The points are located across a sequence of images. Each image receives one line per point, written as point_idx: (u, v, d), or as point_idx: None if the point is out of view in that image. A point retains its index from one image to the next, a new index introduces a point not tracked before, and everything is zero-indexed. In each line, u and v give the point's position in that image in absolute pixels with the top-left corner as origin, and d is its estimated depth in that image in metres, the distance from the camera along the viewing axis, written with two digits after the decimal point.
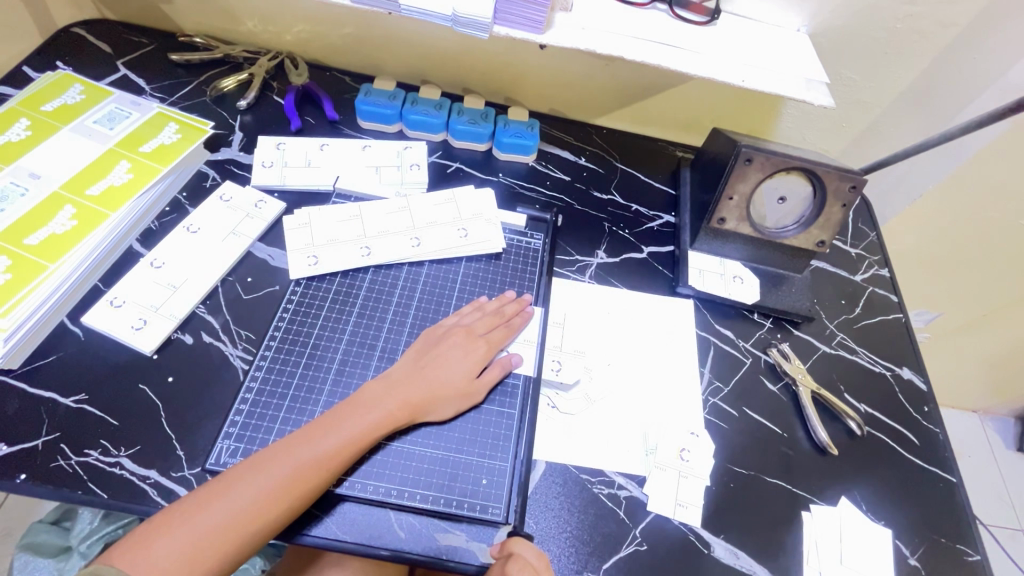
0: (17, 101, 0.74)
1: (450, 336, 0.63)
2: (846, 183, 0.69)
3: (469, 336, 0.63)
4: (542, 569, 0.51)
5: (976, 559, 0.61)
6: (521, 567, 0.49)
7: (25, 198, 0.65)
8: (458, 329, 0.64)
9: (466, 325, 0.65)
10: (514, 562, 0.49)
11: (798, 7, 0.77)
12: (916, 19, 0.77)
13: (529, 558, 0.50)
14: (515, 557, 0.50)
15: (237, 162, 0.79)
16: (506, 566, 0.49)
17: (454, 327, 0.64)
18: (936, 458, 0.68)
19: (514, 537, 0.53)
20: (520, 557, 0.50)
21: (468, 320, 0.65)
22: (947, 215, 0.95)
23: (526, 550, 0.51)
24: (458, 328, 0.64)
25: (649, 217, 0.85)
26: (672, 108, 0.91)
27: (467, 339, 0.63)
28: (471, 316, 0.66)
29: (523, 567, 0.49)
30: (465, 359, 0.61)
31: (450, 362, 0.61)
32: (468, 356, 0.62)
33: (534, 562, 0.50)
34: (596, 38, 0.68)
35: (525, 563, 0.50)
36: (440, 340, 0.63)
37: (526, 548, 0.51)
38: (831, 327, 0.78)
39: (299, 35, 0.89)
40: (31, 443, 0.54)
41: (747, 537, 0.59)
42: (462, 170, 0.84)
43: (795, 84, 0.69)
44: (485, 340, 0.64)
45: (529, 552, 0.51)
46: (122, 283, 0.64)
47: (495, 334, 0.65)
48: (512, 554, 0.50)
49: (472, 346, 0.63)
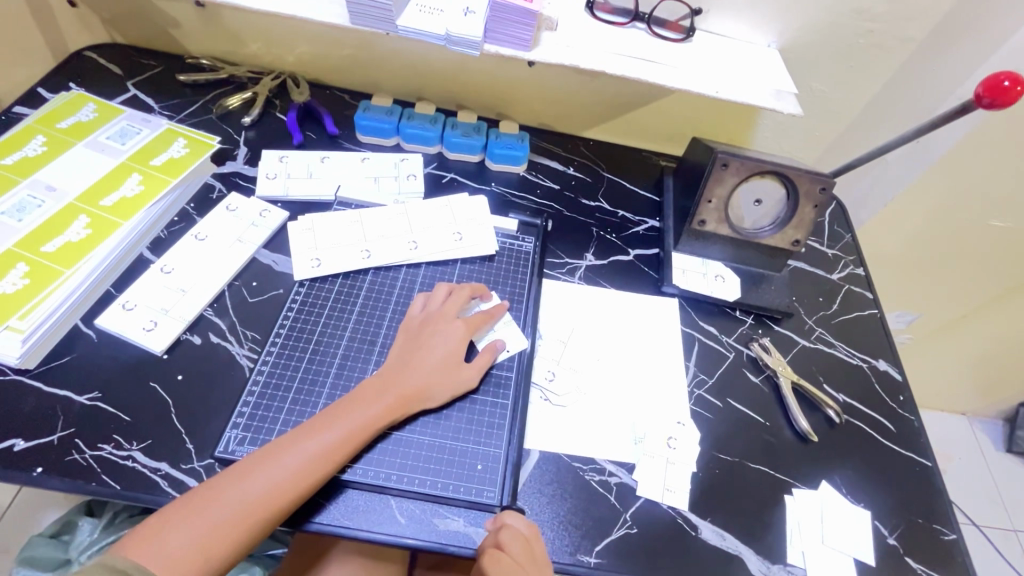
0: (33, 119, 0.78)
1: (437, 325, 0.66)
2: (817, 186, 0.73)
3: (455, 325, 0.66)
4: (532, 535, 0.54)
5: (952, 538, 0.64)
6: (512, 537, 0.53)
7: (42, 209, 0.69)
8: (444, 319, 0.66)
9: (450, 313, 0.67)
10: (506, 532, 0.53)
11: (766, 25, 0.83)
12: (876, 34, 0.83)
13: (521, 528, 0.54)
14: (506, 527, 0.54)
15: (241, 174, 0.83)
16: (498, 537, 0.53)
17: (438, 315, 0.67)
18: (913, 444, 0.71)
19: (506, 511, 0.57)
20: (510, 527, 0.53)
21: (450, 307, 0.68)
22: (919, 217, 1.00)
23: (516, 521, 0.54)
24: (443, 317, 0.67)
25: (635, 222, 0.89)
26: (654, 120, 0.96)
27: (452, 327, 0.65)
28: (449, 302, 0.68)
29: (515, 536, 0.53)
30: (452, 345, 0.64)
31: (437, 351, 0.63)
32: (455, 343, 0.64)
33: (524, 530, 0.54)
34: (580, 54, 0.73)
35: (515, 533, 0.53)
36: (426, 329, 0.65)
37: (516, 519, 0.55)
38: (810, 322, 0.81)
39: (300, 56, 0.94)
40: (46, 439, 0.56)
41: (732, 520, 0.62)
42: (456, 180, 0.88)
43: (765, 95, 0.74)
44: (468, 327, 0.66)
45: (520, 522, 0.54)
46: (134, 288, 0.68)
47: (475, 319, 0.68)
48: (503, 525, 0.54)
49: (457, 334, 0.65)
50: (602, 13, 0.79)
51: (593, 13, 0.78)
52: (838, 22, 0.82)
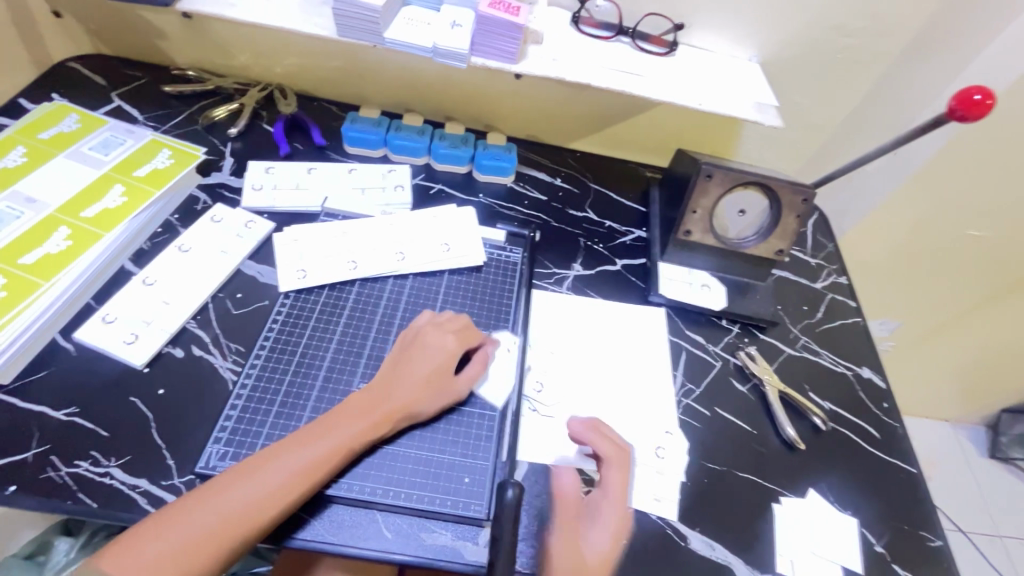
0: (14, 129, 0.77)
1: (426, 336, 0.65)
2: (798, 197, 0.75)
3: (447, 338, 0.65)
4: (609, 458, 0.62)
5: (938, 544, 0.65)
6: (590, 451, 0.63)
7: (21, 220, 0.68)
8: (434, 330, 0.65)
9: (437, 324, 0.66)
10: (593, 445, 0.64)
11: (746, 39, 0.84)
12: (853, 50, 0.85)
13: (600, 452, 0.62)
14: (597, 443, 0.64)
15: (227, 186, 0.82)
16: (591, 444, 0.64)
17: (429, 326, 0.66)
18: (897, 450, 0.72)
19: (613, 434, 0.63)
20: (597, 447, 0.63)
21: (441, 319, 0.67)
22: (898, 228, 1.02)
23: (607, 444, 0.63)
24: (432, 329, 0.66)
25: (622, 232, 0.90)
26: (640, 132, 0.98)
27: (443, 339, 0.65)
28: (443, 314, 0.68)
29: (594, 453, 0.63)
30: (439, 358, 0.63)
31: (424, 363, 0.62)
32: (443, 355, 0.63)
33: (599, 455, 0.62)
34: (566, 67, 0.73)
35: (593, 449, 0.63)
36: (417, 342, 0.64)
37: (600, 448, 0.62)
38: (795, 331, 0.82)
39: (287, 67, 0.94)
40: (21, 456, 0.55)
41: (720, 530, 0.62)
42: (443, 191, 0.89)
43: (746, 106, 0.76)
44: (459, 339, 0.66)
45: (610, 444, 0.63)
46: (115, 300, 0.66)
47: (463, 330, 0.67)
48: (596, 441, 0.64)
49: (447, 347, 0.64)
50: (587, 28, 0.80)
51: (578, 27, 0.80)
52: (816, 37, 0.84)
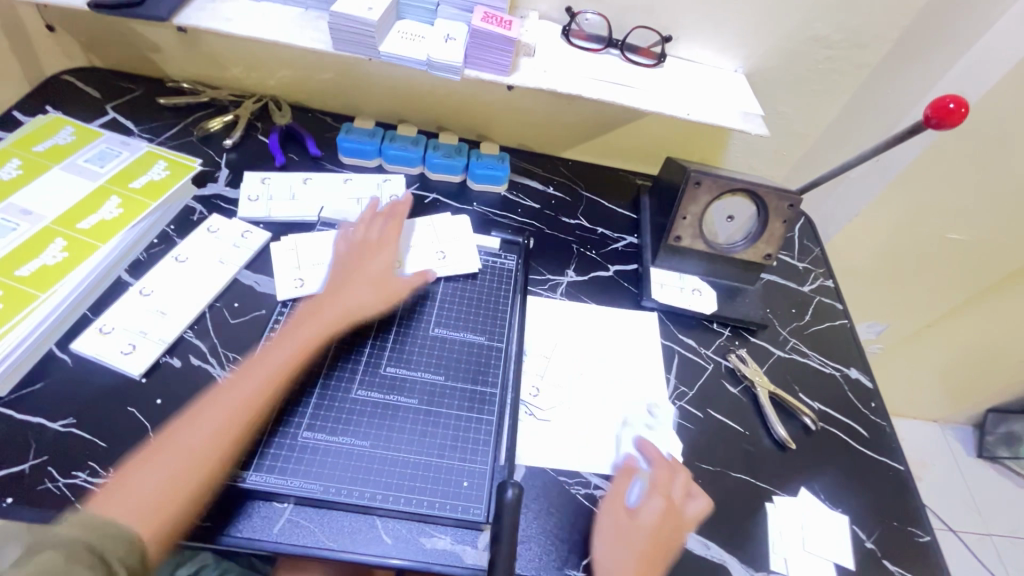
0: (10, 142, 0.77)
1: (356, 251, 0.74)
2: (784, 202, 0.77)
3: (375, 251, 0.75)
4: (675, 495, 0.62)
5: (927, 540, 0.66)
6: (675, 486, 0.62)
7: (16, 232, 0.68)
8: (366, 247, 0.75)
9: (366, 238, 0.76)
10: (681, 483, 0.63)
11: (731, 51, 0.87)
12: (834, 61, 0.88)
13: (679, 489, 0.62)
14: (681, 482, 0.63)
15: (223, 197, 0.83)
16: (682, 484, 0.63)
17: (361, 243, 0.76)
18: (885, 448, 0.74)
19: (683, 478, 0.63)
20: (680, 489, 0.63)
21: (372, 233, 0.77)
22: (882, 232, 1.05)
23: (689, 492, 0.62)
24: (362, 244, 0.75)
25: (614, 238, 0.91)
26: (630, 141, 1.00)
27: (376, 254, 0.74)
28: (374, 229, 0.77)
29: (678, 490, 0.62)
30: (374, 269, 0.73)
31: (358, 274, 0.72)
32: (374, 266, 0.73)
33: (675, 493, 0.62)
34: (558, 78, 0.75)
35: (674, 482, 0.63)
36: (350, 257, 0.74)
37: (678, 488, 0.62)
38: (784, 333, 0.84)
39: (282, 80, 0.95)
40: (18, 467, 0.55)
41: (716, 529, 0.63)
42: (438, 201, 0.90)
43: (732, 115, 0.78)
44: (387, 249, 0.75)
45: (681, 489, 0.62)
46: (111, 310, 0.67)
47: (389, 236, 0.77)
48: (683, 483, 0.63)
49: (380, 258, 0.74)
50: (577, 40, 0.82)
51: (568, 39, 0.82)
52: (799, 48, 0.87)
